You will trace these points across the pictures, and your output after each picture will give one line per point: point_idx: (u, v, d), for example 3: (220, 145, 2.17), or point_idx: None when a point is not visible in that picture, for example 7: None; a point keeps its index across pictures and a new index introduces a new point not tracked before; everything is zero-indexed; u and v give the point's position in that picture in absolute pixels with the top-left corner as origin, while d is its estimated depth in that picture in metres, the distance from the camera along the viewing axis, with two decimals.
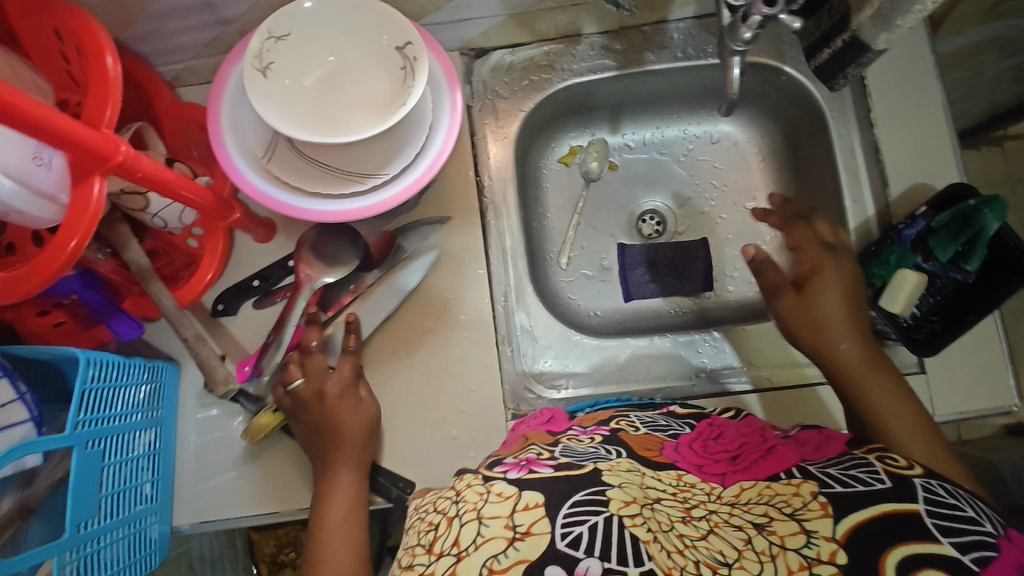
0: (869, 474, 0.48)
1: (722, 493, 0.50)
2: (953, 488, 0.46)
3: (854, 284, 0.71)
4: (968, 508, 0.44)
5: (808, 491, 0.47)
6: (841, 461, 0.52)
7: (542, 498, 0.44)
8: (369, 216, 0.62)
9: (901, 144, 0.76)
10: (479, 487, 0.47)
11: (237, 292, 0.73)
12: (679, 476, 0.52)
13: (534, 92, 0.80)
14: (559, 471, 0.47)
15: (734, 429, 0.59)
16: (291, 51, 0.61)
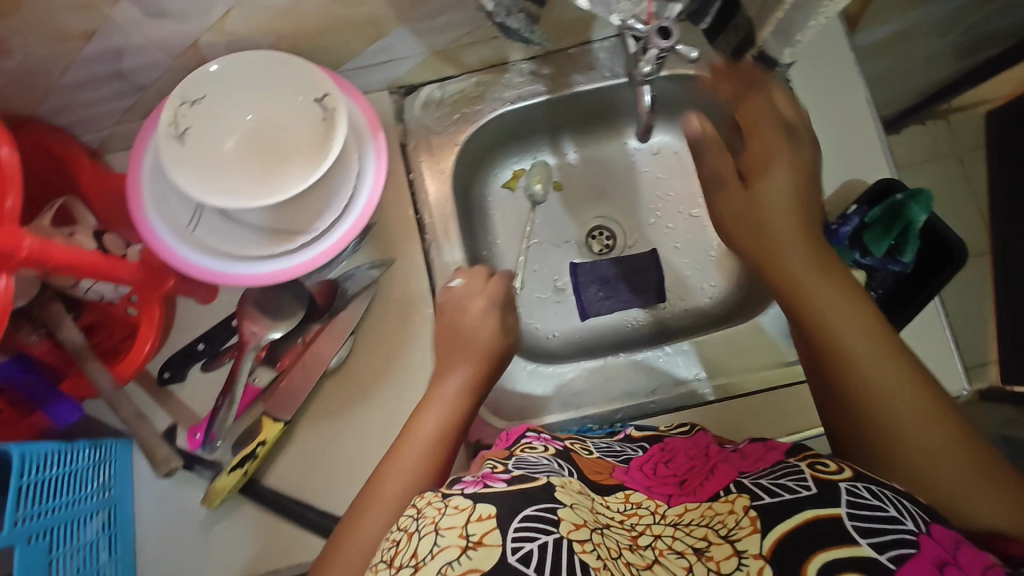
0: (796, 481, 0.47)
1: (665, 511, 0.50)
2: (880, 488, 0.45)
3: (804, 181, 0.62)
4: (890, 507, 0.43)
5: (741, 505, 0.47)
6: (774, 469, 0.51)
7: (493, 510, 0.41)
8: (304, 274, 0.61)
9: (831, 142, 0.77)
10: (437, 500, 0.43)
11: (183, 359, 0.72)
12: (627, 498, 0.52)
13: (466, 124, 0.80)
14: (513, 485, 0.44)
15: (685, 451, 0.60)
16: (206, 114, 0.60)
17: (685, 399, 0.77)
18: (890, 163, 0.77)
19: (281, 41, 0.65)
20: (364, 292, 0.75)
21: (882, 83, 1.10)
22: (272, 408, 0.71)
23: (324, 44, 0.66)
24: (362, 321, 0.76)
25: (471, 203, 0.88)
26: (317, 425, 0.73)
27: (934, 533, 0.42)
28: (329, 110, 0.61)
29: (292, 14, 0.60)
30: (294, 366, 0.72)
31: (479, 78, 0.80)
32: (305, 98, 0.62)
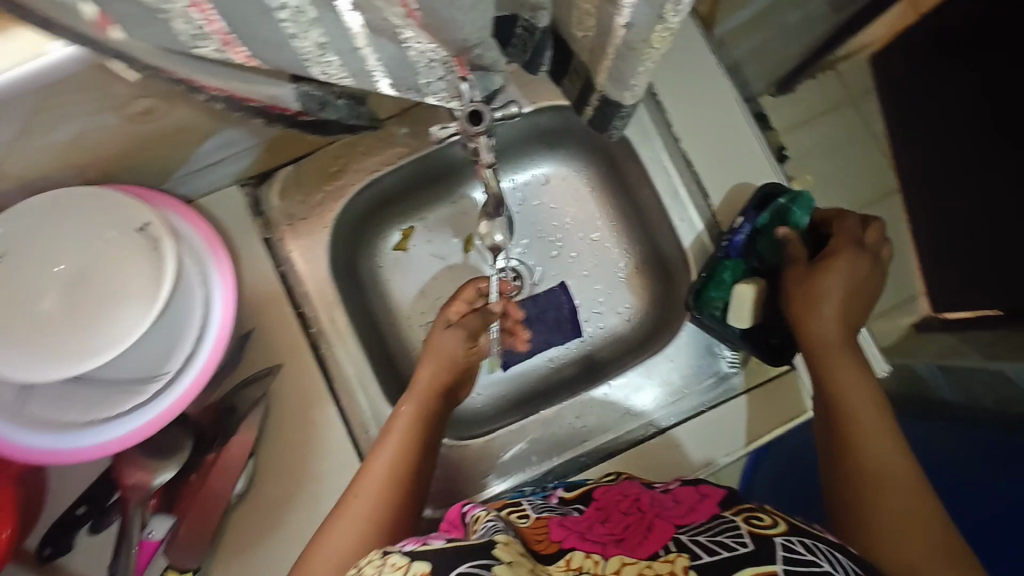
0: (734, 539, 0.49)
1: (604, 569, 0.47)
2: (814, 542, 0.49)
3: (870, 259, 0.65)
4: (821, 561, 0.47)
5: (681, 567, 0.47)
6: (711, 526, 0.52)
7: (429, 565, 0.44)
8: (167, 420, 0.56)
9: (710, 151, 0.75)
10: (376, 559, 0.46)
11: (63, 529, 0.64)
12: (568, 563, 0.49)
13: (333, 202, 0.74)
14: (451, 544, 0.47)
15: (616, 507, 0.59)
16: (11, 271, 0.54)
17: (616, 440, 0.73)
18: (771, 159, 0.75)
19: (89, 169, 0.57)
20: (255, 408, 0.68)
21: (762, 58, 1.09)
22: (179, 559, 0.65)
23: (140, 161, 0.60)
24: (259, 440, 0.69)
25: (362, 276, 0.82)
26: (232, 564, 0.66)
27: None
28: (154, 239, 0.55)
29: (83, 145, 0.53)
30: (191, 507, 0.65)
31: (335, 150, 0.75)
32: (127, 231, 0.56)
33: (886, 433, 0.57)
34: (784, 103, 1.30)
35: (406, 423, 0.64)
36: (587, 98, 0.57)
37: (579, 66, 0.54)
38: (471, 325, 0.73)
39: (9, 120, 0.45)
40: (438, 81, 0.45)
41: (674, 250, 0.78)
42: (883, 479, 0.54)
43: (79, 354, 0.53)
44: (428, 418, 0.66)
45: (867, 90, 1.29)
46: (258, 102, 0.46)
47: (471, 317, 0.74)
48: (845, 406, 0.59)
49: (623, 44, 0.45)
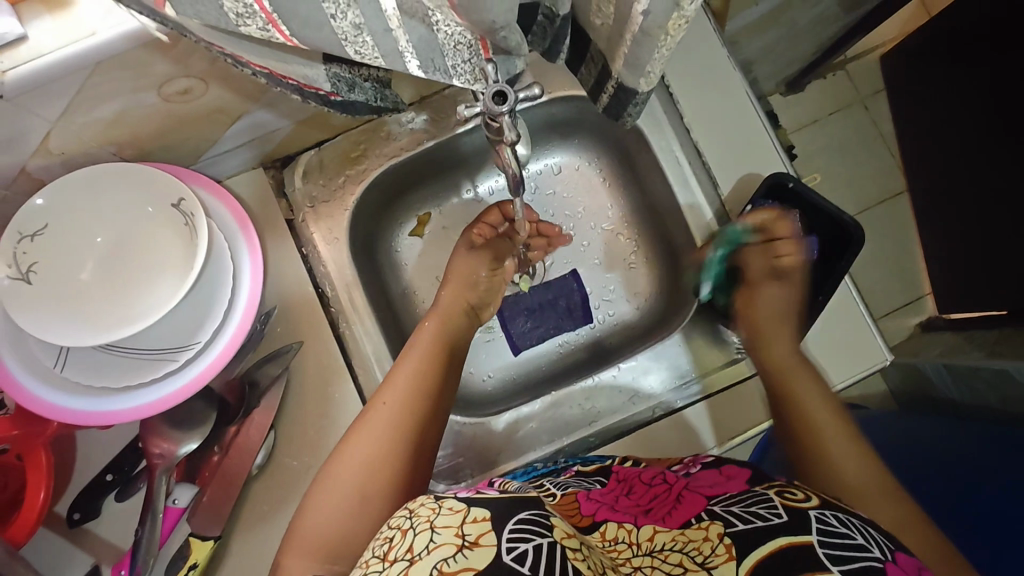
0: (767, 508, 0.49)
1: (638, 538, 0.50)
2: (846, 517, 0.49)
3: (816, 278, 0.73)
4: (859, 537, 0.47)
5: (715, 532, 0.47)
6: (743, 497, 0.52)
7: (487, 513, 0.43)
8: (195, 390, 0.58)
9: (722, 142, 0.77)
10: (431, 502, 0.45)
11: (91, 495, 0.66)
12: (604, 535, 0.51)
13: (353, 185, 0.77)
14: (506, 497, 0.47)
15: (642, 482, 0.61)
16: (51, 243, 0.56)
17: (625, 422, 0.75)
18: (780, 150, 0.77)
19: (126, 147, 0.60)
20: (275, 383, 0.70)
21: (772, 55, 1.11)
22: (199, 526, 0.66)
23: (173, 141, 0.62)
24: (279, 414, 0.71)
25: (379, 259, 0.85)
26: (252, 533, 0.69)
27: (898, 561, 0.45)
28: (188, 215, 0.58)
29: (122, 123, 0.55)
30: (213, 477, 0.67)
31: (356, 136, 0.77)
32: (163, 207, 0.59)
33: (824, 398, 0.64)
34: (795, 102, 1.32)
35: (426, 342, 0.68)
36: (604, 86, 0.59)
37: (596, 53, 0.56)
38: (495, 247, 0.81)
39: (56, 95, 0.47)
40: (464, 63, 0.47)
41: (683, 239, 0.80)
42: (829, 433, 0.61)
43: (121, 324, 0.57)
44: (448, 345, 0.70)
45: (877, 91, 1.31)
46: (293, 81, 0.48)
47: (495, 242, 0.81)
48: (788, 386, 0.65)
49: (641, 31, 0.46)
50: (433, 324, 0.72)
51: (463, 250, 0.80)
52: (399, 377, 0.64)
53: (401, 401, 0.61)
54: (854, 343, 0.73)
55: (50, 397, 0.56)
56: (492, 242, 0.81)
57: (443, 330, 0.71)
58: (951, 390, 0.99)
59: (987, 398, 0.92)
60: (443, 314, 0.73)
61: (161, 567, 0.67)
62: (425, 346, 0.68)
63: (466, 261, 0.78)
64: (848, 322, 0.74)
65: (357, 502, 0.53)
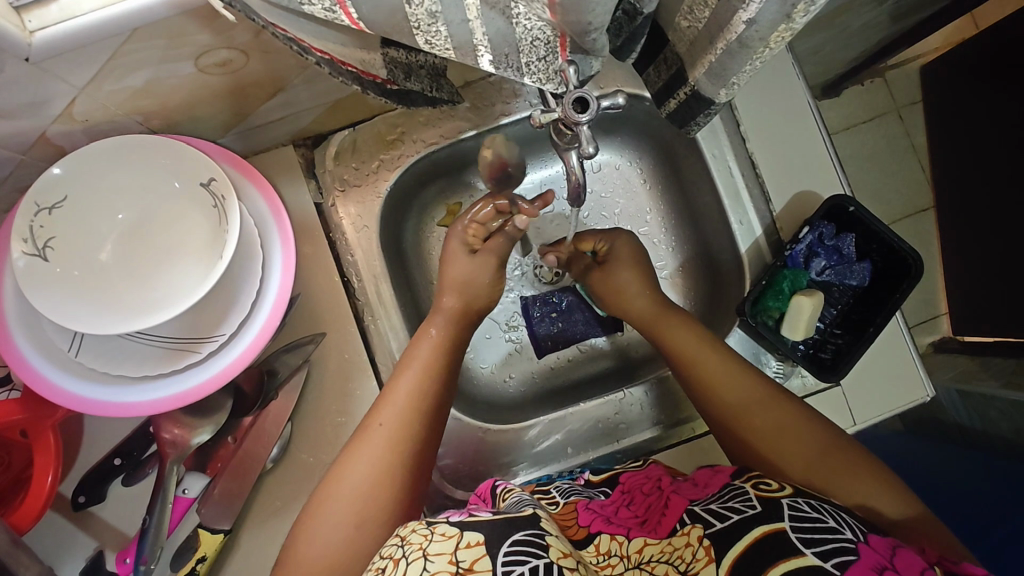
0: (742, 502, 0.49)
1: (628, 550, 0.48)
2: (819, 503, 0.48)
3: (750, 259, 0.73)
4: (830, 519, 0.46)
5: (696, 536, 0.47)
6: (721, 494, 0.51)
7: (481, 537, 0.43)
8: (218, 386, 0.56)
9: (777, 156, 0.73)
10: (423, 529, 0.45)
11: (98, 478, 0.64)
12: (598, 548, 0.50)
13: (388, 171, 0.72)
14: (500, 515, 0.47)
15: (640, 489, 0.58)
16: (71, 217, 0.52)
17: (653, 440, 0.73)
18: (840, 169, 0.73)
19: (153, 117, 0.55)
20: (296, 374, 0.67)
21: (823, 56, 1.04)
22: (210, 518, 0.64)
23: (202, 113, 0.58)
24: (298, 407, 0.68)
25: (406, 249, 0.80)
26: (262, 527, 0.66)
27: (871, 543, 0.44)
28: (218, 197, 0.54)
29: (152, 92, 0.51)
30: (227, 467, 0.65)
31: (394, 118, 0.72)
32: (191, 184, 0.55)
33: (730, 370, 0.63)
34: (830, 108, 1.25)
35: (426, 349, 0.65)
36: (672, 90, 0.54)
37: (671, 54, 0.51)
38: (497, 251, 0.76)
39: (88, 60, 0.43)
40: (539, 61, 0.42)
41: (728, 254, 0.76)
42: (750, 407, 0.61)
43: (143, 309, 0.54)
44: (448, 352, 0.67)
45: (914, 101, 1.24)
46: (353, 68, 0.45)
47: (493, 242, 0.76)
48: (690, 361, 0.66)
49: (738, 41, 0.42)
50: (439, 330, 0.68)
51: (461, 250, 0.75)
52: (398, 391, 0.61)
53: (402, 423, 0.59)
54: (896, 377, 0.71)
55: (64, 385, 0.53)
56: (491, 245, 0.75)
57: (447, 338, 0.68)
58: (960, 415, 1.00)
59: (997, 426, 0.92)
60: (446, 319, 0.70)
61: (167, 557, 0.64)
62: (425, 356, 0.65)
63: (467, 266, 0.74)
64: (891, 354, 0.71)
65: (354, 530, 0.52)
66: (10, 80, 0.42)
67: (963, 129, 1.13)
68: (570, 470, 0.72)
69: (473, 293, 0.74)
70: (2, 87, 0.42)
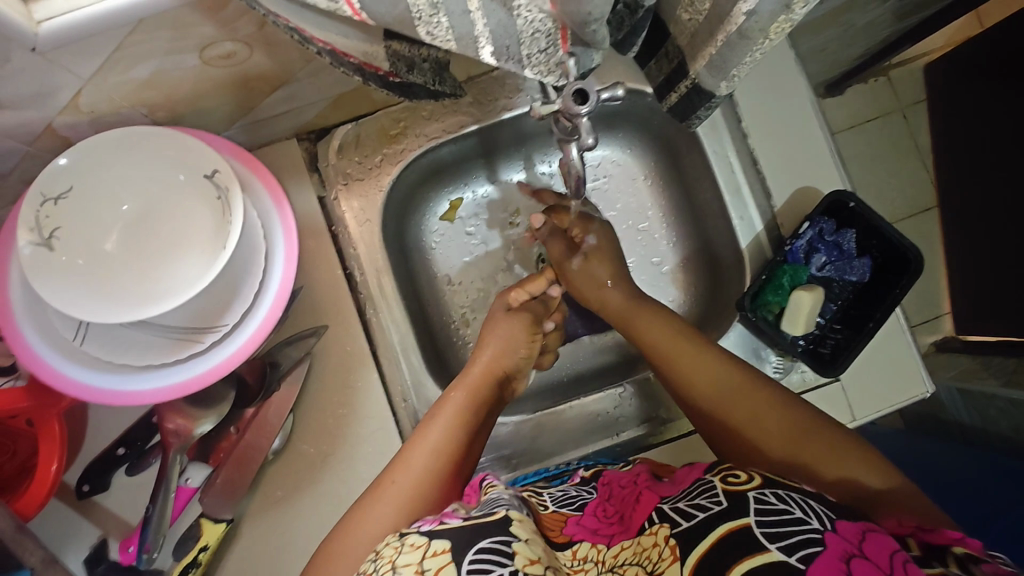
0: (709, 497, 0.48)
1: (604, 556, 0.50)
2: (787, 492, 0.47)
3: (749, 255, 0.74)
4: (796, 509, 0.45)
5: (663, 536, 0.48)
6: (690, 490, 0.51)
7: (448, 545, 0.44)
8: (219, 376, 0.56)
9: (779, 151, 0.73)
10: (394, 541, 0.46)
11: (102, 467, 0.64)
12: (576, 552, 0.51)
13: (390, 166, 0.73)
14: (469, 521, 0.47)
15: (618, 483, 0.58)
16: (77, 207, 0.53)
17: (650, 435, 0.73)
18: (841, 165, 0.73)
19: (158, 110, 0.56)
20: (298, 366, 0.68)
21: (827, 54, 1.04)
22: (211, 507, 0.65)
23: (207, 105, 0.58)
24: (300, 398, 0.68)
25: (408, 243, 0.81)
26: (264, 518, 0.67)
27: (840, 529, 0.43)
28: (221, 189, 0.55)
29: (157, 84, 0.51)
30: (229, 457, 0.65)
31: (396, 112, 0.73)
32: (195, 176, 0.56)
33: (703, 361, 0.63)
34: (834, 107, 1.25)
35: (452, 409, 0.63)
36: (673, 84, 0.55)
37: (672, 48, 0.52)
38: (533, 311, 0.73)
39: (95, 52, 0.44)
40: (540, 53, 0.42)
41: (729, 249, 0.77)
42: (724, 397, 0.60)
43: (147, 299, 0.55)
44: (477, 413, 0.64)
45: (918, 100, 1.23)
46: (354, 59, 0.45)
47: (532, 306, 0.74)
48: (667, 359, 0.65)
49: (738, 32, 0.42)
50: (463, 392, 0.65)
51: (500, 314, 0.72)
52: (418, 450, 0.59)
53: (416, 483, 0.56)
54: (896, 373, 0.71)
55: (69, 373, 0.54)
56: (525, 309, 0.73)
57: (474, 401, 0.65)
58: (961, 413, 1.01)
59: (996, 423, 0.93)
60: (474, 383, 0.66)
61: (170, 545, 0.65)
62: (449, 417, 0.62)
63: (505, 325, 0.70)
64: (891, 350, 0.71)
65: None
66: (16, 70, 0.42)
67: (966, 128, 1.12)
68: (569, 465, 0.72)
69: (505, 354, 0.69)
70: (11, 77, 0.43)
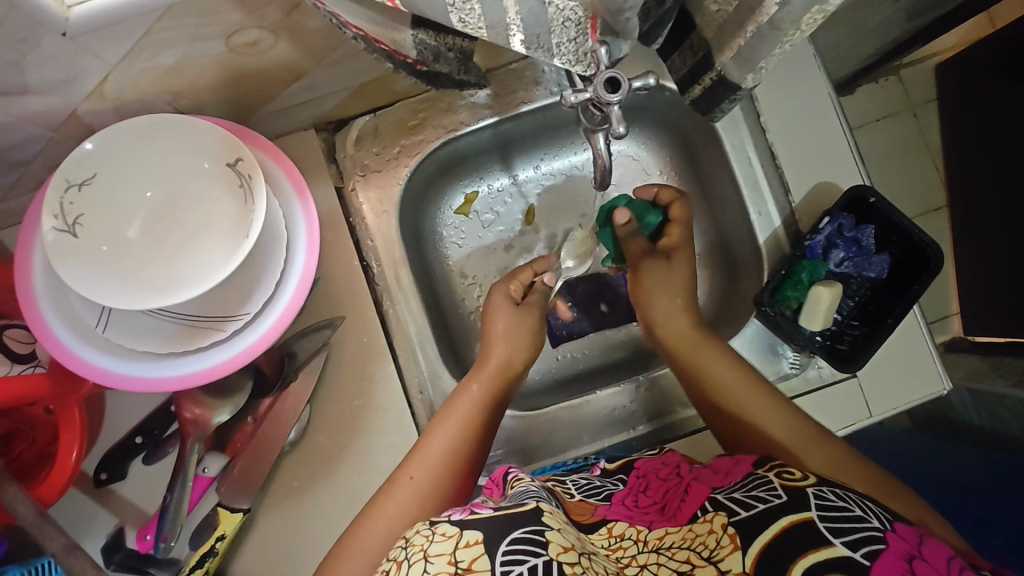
0: (767, 491, 0.49)
1: (646, 536, 0.49)
2: (844, 492, 0.48)
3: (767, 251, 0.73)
4: (856, 508, 0.45)
5: (719, 524, 0.47)
6: (744, 482, 0.52)
7: (481, 535, 0.44)
8: (241, 365, 0.56)
9: (798, 147, 0.73)
10: (424, 529, 0.46)
11: (119, 456, 0.64)
12: (610, 532, 0.51)
13: (407, 158, 0.73)
14: (500, 511, 0.47)
15: (656, 474, 0.59)
16: (100, 194, 0.53)
17: (666, 429, 0.73)
18: (860, 162, 0.73)
19: (180, 98, 0.56)
20: (316, 357, 0.68)
21: (840, 52, 1.03)
22: (228, 497, 0.65)
23: (229, 94, 0.58)
24: (317, 389, 0.69)
25: (423, 236, 0.81)
26: (280, 508, 0.67)
27: (898, 530, 0.44)
28: (244, 176, 0.54)
29: (182, 71, 0.51)
30: (246, 447, 0.65)
31: (415, 104, 0.73)
32: (218, 164, 0.56)
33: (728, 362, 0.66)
34: (845, 105, 1.24)
35: (468, 404, 0.63)
36: (697, 76, 0.54)
37: (697, 40, 0.52)
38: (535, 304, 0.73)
39: (124, 38, 0.44)
40: (569, 42, 0.43)
41: (746, 245, 0.76)
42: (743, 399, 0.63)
43: (169, 286, 0.55)
44: (491, 407, 0.64)
45: (929, 99, 1.23)
46: (384, 46, 0.45)
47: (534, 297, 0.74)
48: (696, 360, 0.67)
49: (769, 23, 0.42)
50: (480, 388, 0.65)
51: (506, 303, 0.72)
52: (435, 441, 0.60)
53: (434, 476, 0.57)
54: (913, 370, 0.71)
55: (91, 360, 0.54)
56: (534, 299, 0.74)
57: (491, 399, 0.65)
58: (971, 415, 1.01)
59: (1004, 423, 0.93)
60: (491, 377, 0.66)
61: (187, 536, 0.65)
62: (465, 413, 0.62)
63: (510, 317, 0.71)
64: (909, 348, 0.71)
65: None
66: (46, 55, 0.42)
67: (979, 128, 1.12)
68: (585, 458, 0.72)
69: (517, 349, 0.70)
70: (42, 61, 0.43)
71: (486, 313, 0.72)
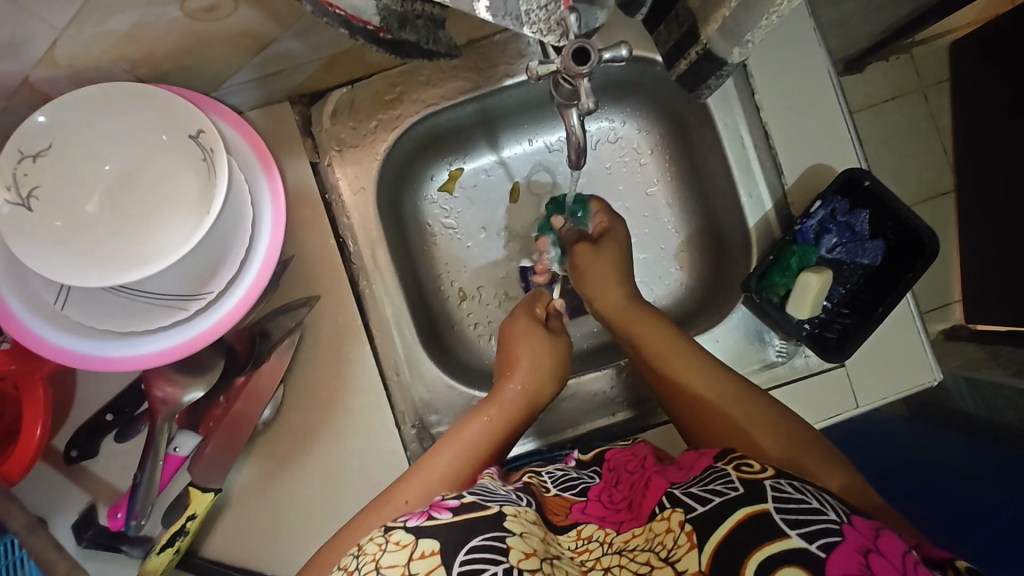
0: (724, 484, 0.47)
1: (613, 539, 0.48)
2: (801, 484, 0.46)
3: (758, 235, 0.71)
4: (813, 500, 0.43)
5: (677, 521, 0.46)
6: (703, 476, 0.49)
7: (437, 545, 0.43)
8: (203, 345, 0.56)
9: (793, 125, 0.70)
10: (378, 537, 0.45)
11: (91, 433, 0.64)
12: (579, 533, 0.51)
13: (385, 132, 0.70)
14: (460, 515, 0.46)
15: (625, 467, 0.57)
16: (57, 166, 0.51)
17: (645, 416, 0.71)
18: (858, 143, 0.70)
19: (140, 65, 0.53)
20: (290, 337, 0.66)
21: (845, 28, 0.97)
22: (201, 476, 0.64)
23: (192, 62, 0.55)
24: (291, 368, 0.67)
25: (405, 214, 0.78)
26: (253, 487, 0.66)
27: (855, 522, 0.42)
28: (207, 149, 0.53)
29: (138, 37, 0.49)
30: (219, 425, 0.64)
31: (393, 76, 0.70)
32: (180, 137, 0.54)
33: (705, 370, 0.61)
34: (850, 84, 1.19)
35: (480, 424, 0.61)
36: (682, 51, 0.51)
37: (684, 9, 0.49)
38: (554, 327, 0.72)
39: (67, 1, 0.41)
40: (540, 9, 0.41)
41: (736, 228, 0.74)
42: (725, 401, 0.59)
43: (129, 263, 0.53)
44: (504, 423, 0.63)
45: (940, 79, 1.17)
46: (341, 11, 0.41)
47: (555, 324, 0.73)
48: (661, 358, 0.63)
49: None
50: (499, 409, 0.63)
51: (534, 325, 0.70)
52: (450, 450, 0.59)
53: (431, 481, 0.56)
54: (903, 359, 0.69)
55: (50, 338, 0.53)
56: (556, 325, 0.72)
57: (503, 420, 0.63)
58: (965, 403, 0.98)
59: (1000, 413, 0.90)
60: (513, 399, 0.64)
61: (159, 513, 0.65)
62: (472, 438, 0.60)
63: (536, 335, 0.69)
64: (900, 337, 0.69)
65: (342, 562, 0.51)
66: None
67: (990, 109, 1.07)
68: (562, 447, 0.70)
69: (542, 376, 0.66)
70: None
71: (512, 326, 0.71)
